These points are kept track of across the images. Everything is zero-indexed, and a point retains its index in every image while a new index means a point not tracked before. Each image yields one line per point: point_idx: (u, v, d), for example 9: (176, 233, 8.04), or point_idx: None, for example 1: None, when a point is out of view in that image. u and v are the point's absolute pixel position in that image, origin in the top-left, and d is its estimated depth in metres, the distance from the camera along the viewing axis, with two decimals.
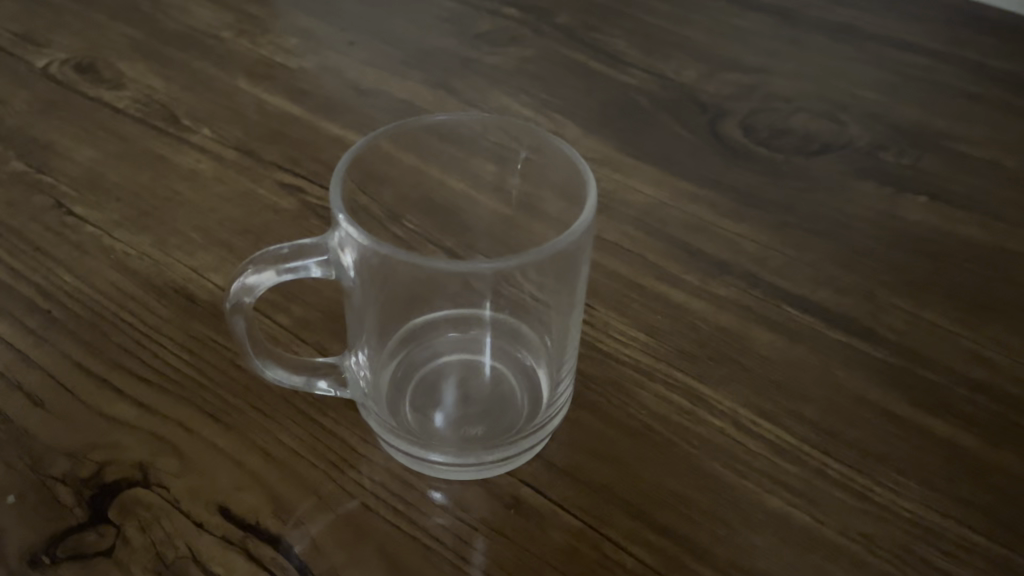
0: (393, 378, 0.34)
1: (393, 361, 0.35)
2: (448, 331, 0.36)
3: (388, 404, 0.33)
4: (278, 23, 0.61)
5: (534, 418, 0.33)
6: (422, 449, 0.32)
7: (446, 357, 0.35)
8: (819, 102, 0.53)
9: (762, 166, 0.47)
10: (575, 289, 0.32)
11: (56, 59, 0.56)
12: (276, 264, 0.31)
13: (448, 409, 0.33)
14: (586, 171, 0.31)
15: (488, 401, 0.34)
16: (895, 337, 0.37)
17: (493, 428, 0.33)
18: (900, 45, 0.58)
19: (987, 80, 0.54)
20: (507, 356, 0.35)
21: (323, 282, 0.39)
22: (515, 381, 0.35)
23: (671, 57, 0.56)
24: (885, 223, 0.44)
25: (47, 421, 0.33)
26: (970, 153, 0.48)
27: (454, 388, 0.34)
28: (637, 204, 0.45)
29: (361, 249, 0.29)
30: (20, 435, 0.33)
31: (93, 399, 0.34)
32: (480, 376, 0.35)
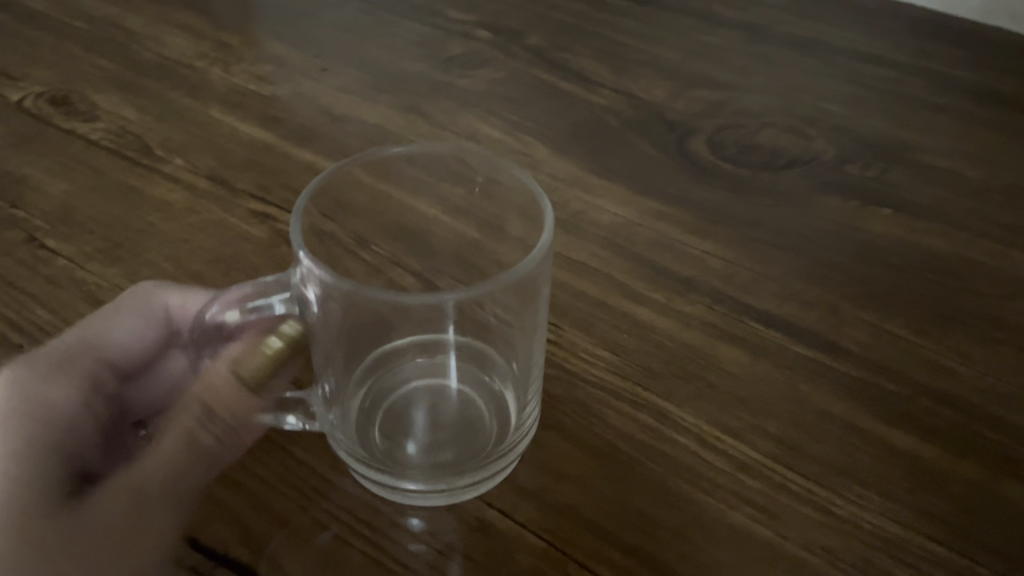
0: (362, 408, 0.34)
1: (361, 390, 0.35)
2: (414, 357, 0.36)
3: (357, 434, 0.33)
4: (252, 51, 0.61)
5: (502, 442, 0.33)
6: (395, 479, 0.32)
7: (414, 382, 0.36)
8: (786, 117, 0.53)
9: (728, 183, 0.48)
10: (536, 313, 0.32)
11: (31, 93, 0.57)
12: (240, 304, 0.31)
13: (419, 435, 0.34)
14: (542, 201, 0.32)
15: (456, 426, 0.34)
16: (858, 350, 0.38)
17: (463, 451, 0.33)
18: (866, 58, 0.58)
19: (953, 90, 0.55)
20: (474, 382, 0.36)
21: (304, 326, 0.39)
22: (482, 403, 0.35)
23: (640, 76, 0.57)
24: (849, 236, 0.44)
25: (209, 386, 0.30)
26: (934, 165, 0.49)
27: (424, 413, 0.35)
28: (604, 223, 0.45)
29: (322, 285, 0.29)
30: (198, 407, 0.29)
31: (253, 375, 0.31)
32: (448, 401, 0.35)
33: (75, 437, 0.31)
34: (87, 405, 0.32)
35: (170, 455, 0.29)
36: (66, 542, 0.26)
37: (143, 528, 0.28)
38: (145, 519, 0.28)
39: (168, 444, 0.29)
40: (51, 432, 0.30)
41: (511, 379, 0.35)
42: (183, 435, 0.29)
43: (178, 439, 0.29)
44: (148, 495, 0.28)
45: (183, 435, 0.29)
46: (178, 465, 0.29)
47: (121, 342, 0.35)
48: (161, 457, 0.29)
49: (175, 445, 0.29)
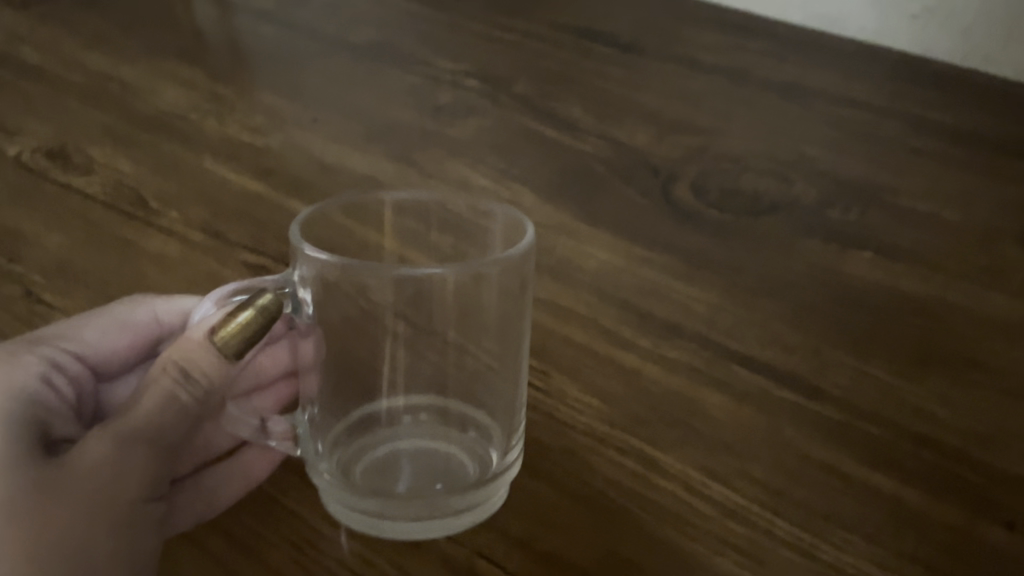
0: (352, 458, 0.36)
1: (350, 444, 0.36)
2: (400, 415, 0.38)
3: (335, 467, 0.35)
4: (246, 102, 0.62)
5: (484, 475, 0.34)
6: (388, 515, 0.33)
7: (401, 436, 0.37)
8: (768, 161, 0.54)
9: (711, 228, 0.49)
10: (519, 336, 0.35)
11: (27, 147, 0.58)
12: (229, 291, 0.35)
13: (408, 479, 0.35)
14: (521, 217, 0.36)
15: (441, 471, 0.35)
16: (839, 393, 0.39)
17: (448, 487, 0.34)
18: (844, 101, 0.60)
19: (930, 132, 0.56)
20: (456, 442, 0.37)
21: (276, 353, 0.41)
22: (464, 453, 0.36)
23: (625, 122, 0.58)
24: (831, 279, 0.45)
25: (182, 349, 0.32)
26: (911, 207, 0.50)
27: (411, 463, 0.36)
28: (591, 269, 0.46)
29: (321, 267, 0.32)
30: (176, 371, 0.32)
31: (229, 342, 0.33)
32: (431, 452, 0.36)
33: (49, 415, 0.34)
34: (54, 389, 0.35)
35: (148, 410, 0.32)
36: (47, 482, 0.29)
37: (130, 475, 0.31)
38: (127, 459, 0.31)
39: (149, 405, 0.32)
40: (25, 406, 0.33)
41: (491, 436, 0.36)
42: (162, 394, 0.32)
43: (156, 399, 0.32)
44: (133, 446, 0.31)
45: (162, 397, 0.32)
46: (159, 422, 0.32)
47: (93, 339, 0.39)
48: (142, 417, 0.32)
49: (156, 404, 0.32)
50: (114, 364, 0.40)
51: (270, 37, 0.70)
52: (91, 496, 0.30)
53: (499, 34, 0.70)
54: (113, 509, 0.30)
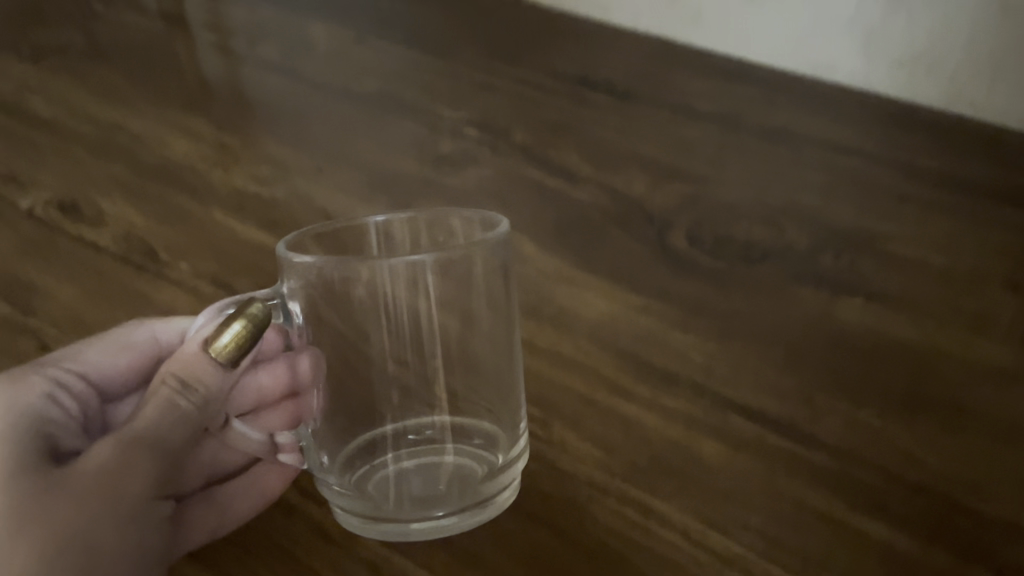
0: (364, 475, 0.40)
1: (362, 463, 0.41)
2: (405, 433, 0.42)
3: (342, 484, 0.39)
4: (251, 153, 0.64)
5: (490, 480, 0.39)
6: (401, 524, 0.38)
7: (408, 451, 0.41)
8: (761, 208, 0.56)
9: (706, 276, 0.50)
10: (507, 323, 0.40)
11: (40, 200, 0.60)
12: (218, 308, 0.42)
13: (418, 489, 0.40)
14: (491, 217, 0.42)
15: (452, 478, 0.40)
16: (832, 441, 0.40)
17: (458, 492, 0.39)
18: (834, 147, 0.62)
19: (919, 179, 0.58)
20: (466, 450, 0.41)
21: (278, 377, 0.48)
22: (477, 460, 0.40)
23: (621, 170, 0.60)
24: (823, 326, 0.46)
25: (180, 363, 0.40)
26: (900, 254, 0.51)
27: (421, 474, 0.40)
28: (590, 318, 0.47)
29: (305, 265, 0.38)
30: (175, 382, 0.39)
31: (222, 352, 0.40)
32: (440, 461, 0.41)
33: (56, 429, 0.40)
34: (58, 406, 0.42)
35: (155, 415, 0.39)
36: (60, 475, 0.36)
37: (134, 467, 0.37)
38: (134, 462, 0.37)
39: (153, 411, 0.39)
40: (33, 420, 0.39)
41: (499, 440, 0.40)
42: (164, 401, 0.39)
43: (160, 405, 0.39)
44: (136, 444, 0.37)
45: (164, 403, 0.39)
46: (160, 425, 0.38)
47: (96, 362, 0.45)
48: (147, 420, 0.38)
49: (158, 410, 0.39)
50: (115, 381, 0.46)
51: (273, 87, 0.72)
52: (99, 482, 0.36)
53: (498, 83, 0.72)
54: (123, 496, 0.36)
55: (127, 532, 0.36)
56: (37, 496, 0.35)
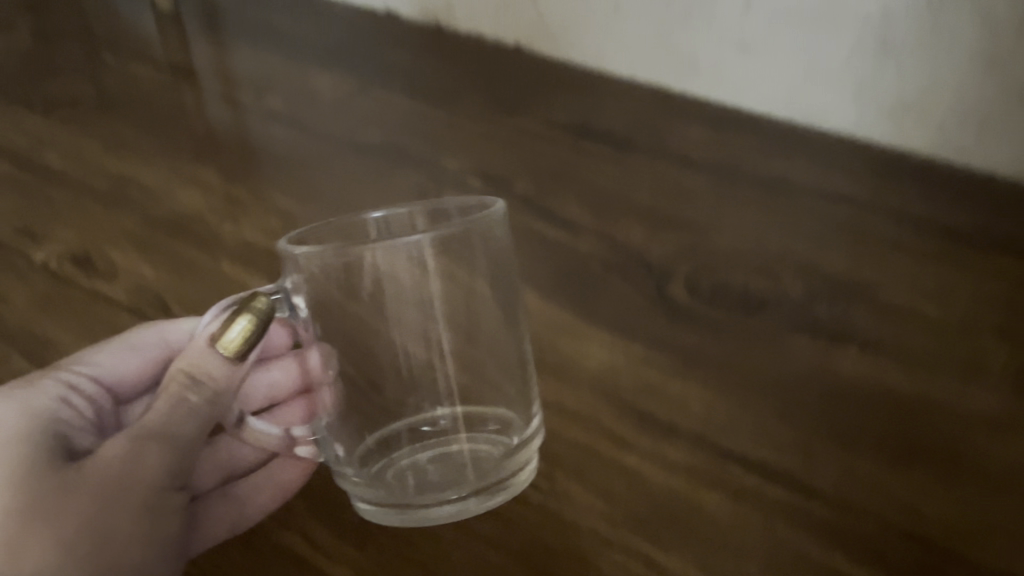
0: (384, 469, 0.45)
1: (382, 460, 0.46)
2: (417, 426, 0.47)
3: (360, 473, 0.44)
4: (259, 203, 0.66)
5: (505, 467, 0.44)
6: (427, 509, 0.43)
7: (422, 448, 0.47)
8: (757, 257, 0.57)
9: (703, 326, 0.51)
10: (503, 297, 0.45)
11: (54, 253, 0.62)
12: (222, 305, 0.47)
13: (435, 479, 0.45)
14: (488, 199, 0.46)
15: (466, 467, 0.45)
16: (829, 490, 0.41)
17: (476, 478, 0.44)
18: (826, 195, 0.63)
19: (910, 227, 0.59)
20: (479, 436, 0.46)
21: (287, 372, 0.56)
22: (489, 446, 0.46)
23: (619, 219, 0.62)
24: (819, 375, 0.48)
25: (191, 360, 0.44)
26: (892, 303, 0.53)
27: (437, 467, 0.46)
28: (592, 369, 0.49)
29: (309, 256, 0.42)
30: (185, 378, 0.44)
31: (233, 348, 0.45)
32: (453, 453, 0.46)
33: (70, 429, 0.46)
34: (70, 406, 0.48)
35: (164, 410, 0.43)
36: (77, 471, 0.41)
37: (146, 459, 0.42)
38: (147, 455, 0.42)
39: (164, 407, 0.43)
40: (49, 421, 0.45)
41: (514, 423, 0.45)
42: (173, 397, 0.44)
43: (172, 401, 0.44)
44: (148, 438, 0.42)
45: (174, 399, 0.44)
46: (169, 420, 0.43)
47: (107, 363, 0.51)
48: (159, 416, 0.43)
49: (168, 406, 0.43)
50: (127, 384, 0.53)
51: (280, 138, 0.74)
52: (111, 475, 0.41)
53: (499, 133, 0.74)
54: (135, 486, 0.41)
55: (141, 518, 0.41)
56: (60, 487, 0.40)
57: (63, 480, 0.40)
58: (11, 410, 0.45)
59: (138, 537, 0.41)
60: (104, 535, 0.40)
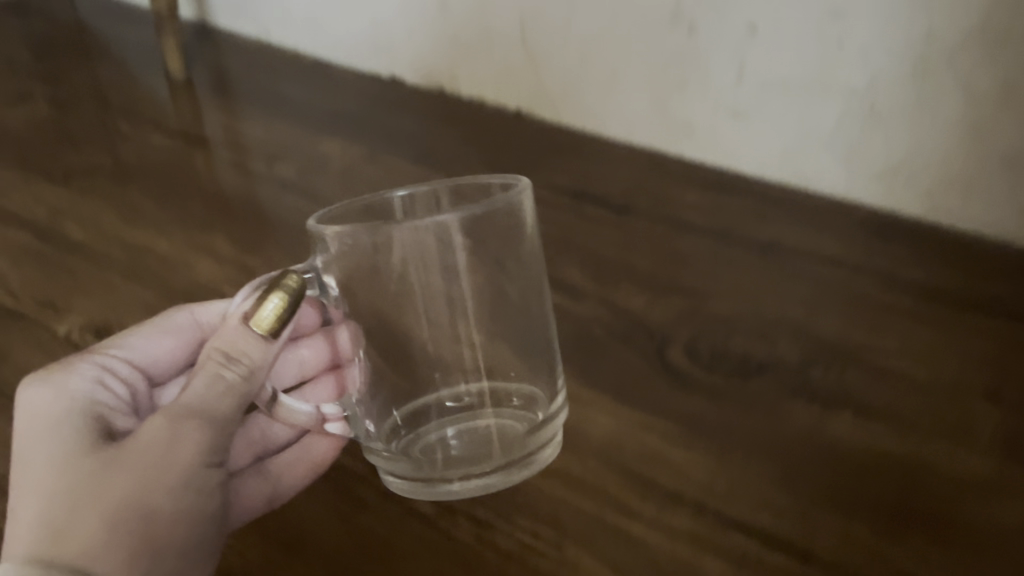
0: (413, 442, 0.49)
1: (410, 433, 0.49)
2: (444, 400, 0.50)
3: (390, 448, 0.48)
4: (271, 270, 0.68)
5: (528, 443, 0.48)
6: (454, 483, 0.47)
7: (449, 418, 0.49)
8: (753, 321, 0.60)
9: (703, 391, 0.53)
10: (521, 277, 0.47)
11: (76, 325, 0.64)
12: (251, 284, 0.50)
13: (461, 450, 0.48)
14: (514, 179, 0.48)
15: (492, 437, 0.49)
16: (828, 557, 0.43)
17: (500, 451, 0.48)
18: (819, 259, 0.66)
19: (899, 289, 0.62)
20: (505, 411, 0.49)
21: (315, 351, 0.61)
22: (513, 419, 0.49)
23: (621, 285, 0.64)
24: (815, 440, 0.50)
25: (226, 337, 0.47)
26: (885, 366, 0.55)
27: (463, 437, 0.49)
28: (597, 437, 0.51)
29: (341, 236, 0.44)
30: (220, 355, 0.46)
31: (267, 326, 0.47)
32: (479, 423, 0.49)
33: (109, 409, 0.49)
34: (107, 387, 0.51)
35: (202, 387, 0.45)
36: (115, 455, 0.43)
37: (181, 442, 0.44)
38: (184, 434, 0.44)
39: (203, 383, 0.45)
40: (89, 400, 0.48)
41: (538, 400, 0.49)
42: (212, 373, 0.45)
43: (209, 378, 0.45)
44: (184, 418, 0.44)
45: (211, 375, 0.45)
46: (207, 398, 0.45)
47: (140, 345, 0.55)
48: (198, 392, 0.45)
49: (206, 383, 0.45)
50: (161, 364, 0.56)
51: (291, 204, 0.77)
52: (148, 457, 0.42)
53: None
54: (172, 470, 0.43)
55: (180, 498, 0.43)
56: (103, 475, 0.42)
57: (107, 468, 0.42)
58: (51, 395, 0.48)
59: (180, 516, 0.43)
60: (150, 517, 0.42)
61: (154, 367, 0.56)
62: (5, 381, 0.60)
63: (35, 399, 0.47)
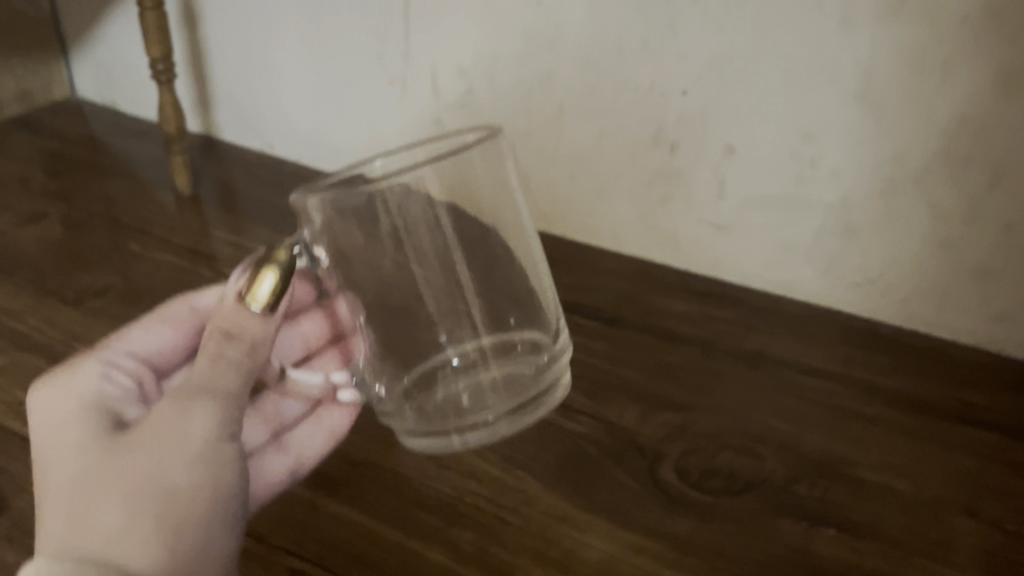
0: (425, 403, 0.51)
1: (421, 395, 0.51)
2: (451, 358, 0.51)
3: (404, 412, 0.51)
4: None
5: (536, 391, 0.50)
6: (472, 437, 0.50)
7: (457, 374, 0.52)
8: (739, 437, 0.62)
9: (695, 512, 0.55)
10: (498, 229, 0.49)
11: None
12: (241, 265, 0.49)
13: (473, 404, 0.51)
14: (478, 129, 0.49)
15: (501, 386, 0.51)
16: None
17: (511, 398, 0.50)
18: (804, 369, 0.69)
19: (880, 400, 0.65)
20: (512, 359, 0.51)
21: (320, 325, 0.60)
22: (518, 366, 0.51)
23: (613, 400, 0.66)
24: (803, 561, 0.52)
25: (222, 316, 0.46)
26: (868, 479, 0.57)
27: (473, 390, 0.51)
28: (592, 561, 0.53)
29: (322, 203, 0.45)
30: (219, 335, 0.45)
31: (264, 302, 0.46)
32: (486, 374, 0.51)
33: (117, 404, 0.49)
34: (112, 382, 0.50)
35: (203, 367, 0.45)
36: (127, 444, 0.43)
37: (190, 420, 0.43)
38: (194, 412, 0.44)
39: (205, 363, 0.45)
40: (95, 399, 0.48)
41: (541, 344, 0.52)
42: (211, 352, 0.45)
43: (210, 358, 0.45)
44: (190, 396, 0.44)
45: (211, 354, 0.45)
46: (213, 374, 0.45)
47: (137, 339, 0.54)
48: (203, 370, 0.45)
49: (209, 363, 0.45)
50: (164, 352, 0.55)
51: None
52: (160, 439, 0.43)
53: None
54: (183, 450, 0.43)
55: (197, 476, 0.43)
56: (121, 471, 0.42)
57: (121, 465, 0.42)
58: (60, 400, 0.48)
59: (203, 494, 0.43)
60: (173, 501, 0.42)
61: (158, 357, 0.55)
62: (20, 513, 0.62)
63: (49, 410, 0.47)
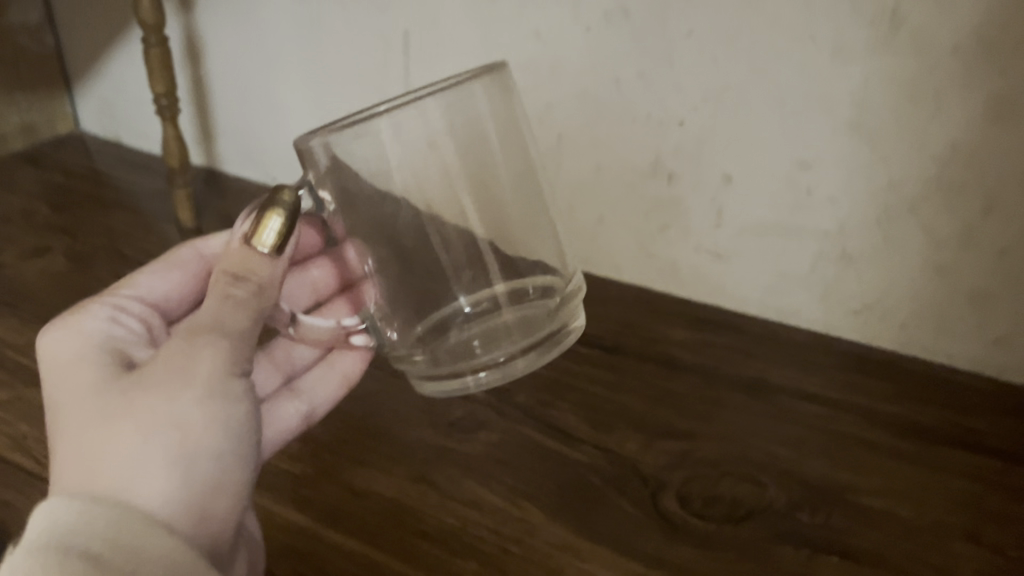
0: (438, 348, 0.56)
1: (435, 342, 0.56)
2: (463, 307, 0.56)
3: (420, 356, 0.55)
4: None
5: (544, 331, 0.54)
6: (482, 375, 0.54)
7: (470, 321, 0.56)
8: (741, 465, 0.62)
9: (698, 540, 0.56)
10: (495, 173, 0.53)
11: None
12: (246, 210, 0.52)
13: (484, 345, 0.55)
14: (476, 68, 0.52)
15: (511, 328, 0.55)
16: None
17: (521, 337, 0.54)
18: (804, 397, 0.69)
19: (880, 426, 0.65)
20: (522, 305, 0.56)
21: (329, 269, 0.66)
22: (527, 311, 0.56)
23: (615, 429, 0.67)
24: None
25: (228, 258, 0.49)
26: (870, 505, 0.58)
27: (484, 332, 0.56)
28: None
29: (326, 143, 0.48)
30: (227, 277, 0.48)
31: (270, 244, 0.49)
32: (498, 319, 0.56)
33: (127, 340, 0.52)
34: (121, 320, 0.53)
35: (212, 305, 0.47)
36: (137, 381, 0.45)
37: (198, 356, 0.46)
38: (204, 349, 0.46)
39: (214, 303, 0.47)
40: (105, 337, 0.51)
41: (551, 289, 0.56)
42: (220, 293, 0.47)
43: (219, 298, 0.47)
44: (199, 333, 0.46)
45: (220, 295, 0.47)
46: (219, 313, 0.47)
47: (145, 283, 0.58)
48: (213, 309, 0.47)
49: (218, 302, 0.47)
50: (168, 296, 0.59)
51: None
52: (170, 374, 0.45)
53: None
54: (191, 384, 0.45)
55: (207, 408, 0.45)
56: (134, 408, 0.44)
57: (132, 402, 0.44)
58: (70, 337, 0.50)
59: (213, 424, 0.46)
60: (183, 430, 0.44)
61: (165, 301, 0.59)
62: None
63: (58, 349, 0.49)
